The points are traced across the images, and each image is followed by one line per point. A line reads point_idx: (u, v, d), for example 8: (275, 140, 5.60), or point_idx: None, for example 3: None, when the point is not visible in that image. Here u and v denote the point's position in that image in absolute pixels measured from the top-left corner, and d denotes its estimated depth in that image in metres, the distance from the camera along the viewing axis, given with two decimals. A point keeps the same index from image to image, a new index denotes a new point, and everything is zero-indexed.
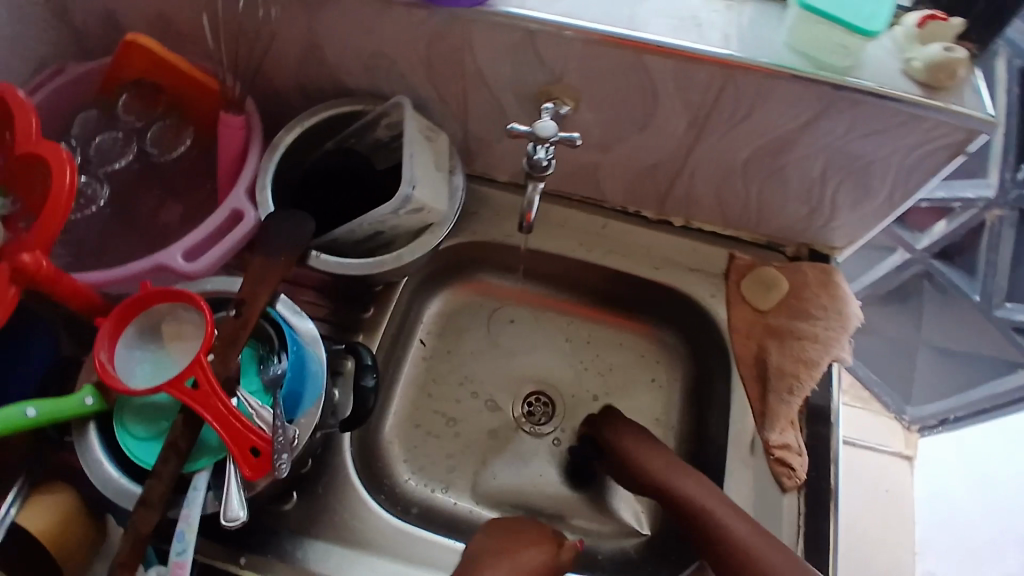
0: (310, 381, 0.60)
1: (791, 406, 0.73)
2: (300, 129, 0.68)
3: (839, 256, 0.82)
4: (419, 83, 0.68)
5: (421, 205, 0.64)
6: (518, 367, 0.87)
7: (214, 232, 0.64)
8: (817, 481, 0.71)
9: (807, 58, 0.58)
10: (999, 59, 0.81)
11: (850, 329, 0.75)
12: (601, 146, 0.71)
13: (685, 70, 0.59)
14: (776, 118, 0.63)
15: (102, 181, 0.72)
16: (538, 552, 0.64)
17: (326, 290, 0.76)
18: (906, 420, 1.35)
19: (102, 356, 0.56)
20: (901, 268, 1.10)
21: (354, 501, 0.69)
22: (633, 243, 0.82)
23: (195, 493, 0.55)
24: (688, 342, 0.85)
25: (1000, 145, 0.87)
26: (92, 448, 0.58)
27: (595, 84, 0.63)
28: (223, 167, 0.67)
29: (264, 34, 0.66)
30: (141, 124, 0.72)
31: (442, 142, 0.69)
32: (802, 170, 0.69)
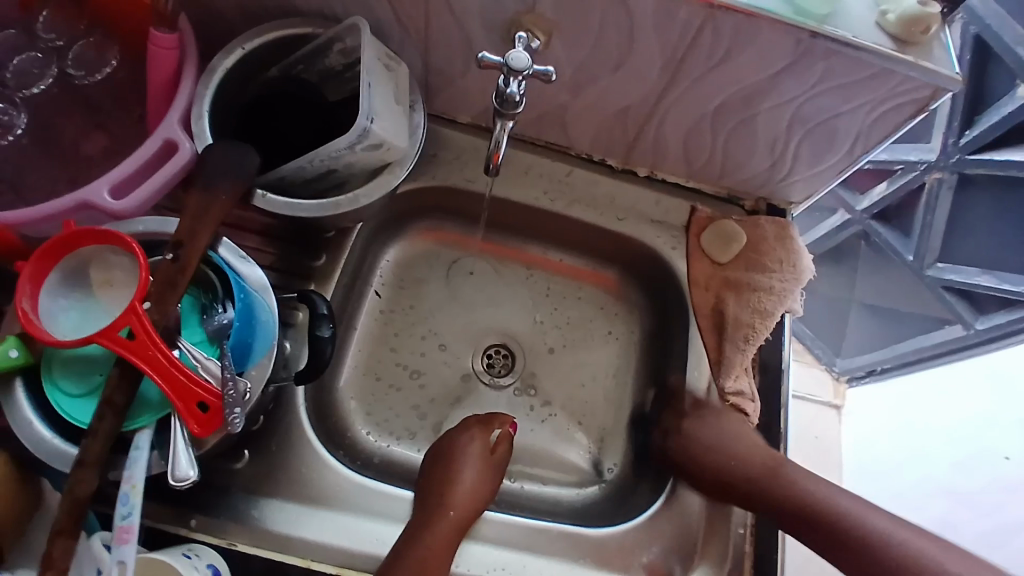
0: (260, 331, 0.56)
1: (746, 354, 0.74)
2: (239, 53, 0.61)
3: (795, 211, 0.82)
4: (377, 6, 0.62)
5: (380, 140, 0.59)
6: (478, 319, 0.84)
7: (146, 166, 0.57)
8: (770, 425, 0.75)
9: (788, 3, 0.56)
10: (954, 24, 0.79)
11: (804, 281, 0.76)
12: (570, 88, 0.68)
13: (666, 5, 0.56)
14: (754, 67, 0.61)
15: (20, 108, 0.64)
16: (475, 470, 0.68)
17: (270, 234, 0.71)
18: (835, 371, 1.43)
19: (24, 304, 0.51)
20: (841, 228, 1.13)
21: (308, 456, 0.66)
22: (598, 193, 0.80)
23: (137, 452, 0.51)
24: (649, 295, 0.84)
25: (946, 110, 0.87)
26: (19, 407, 0.52)
27: (570, 17, 0.59)
28: (155, 93, 0.60)
29: None
30: (62, 43, 0.65)
31: (402, 74, 0.64)
32: (773, 121, 0.67)
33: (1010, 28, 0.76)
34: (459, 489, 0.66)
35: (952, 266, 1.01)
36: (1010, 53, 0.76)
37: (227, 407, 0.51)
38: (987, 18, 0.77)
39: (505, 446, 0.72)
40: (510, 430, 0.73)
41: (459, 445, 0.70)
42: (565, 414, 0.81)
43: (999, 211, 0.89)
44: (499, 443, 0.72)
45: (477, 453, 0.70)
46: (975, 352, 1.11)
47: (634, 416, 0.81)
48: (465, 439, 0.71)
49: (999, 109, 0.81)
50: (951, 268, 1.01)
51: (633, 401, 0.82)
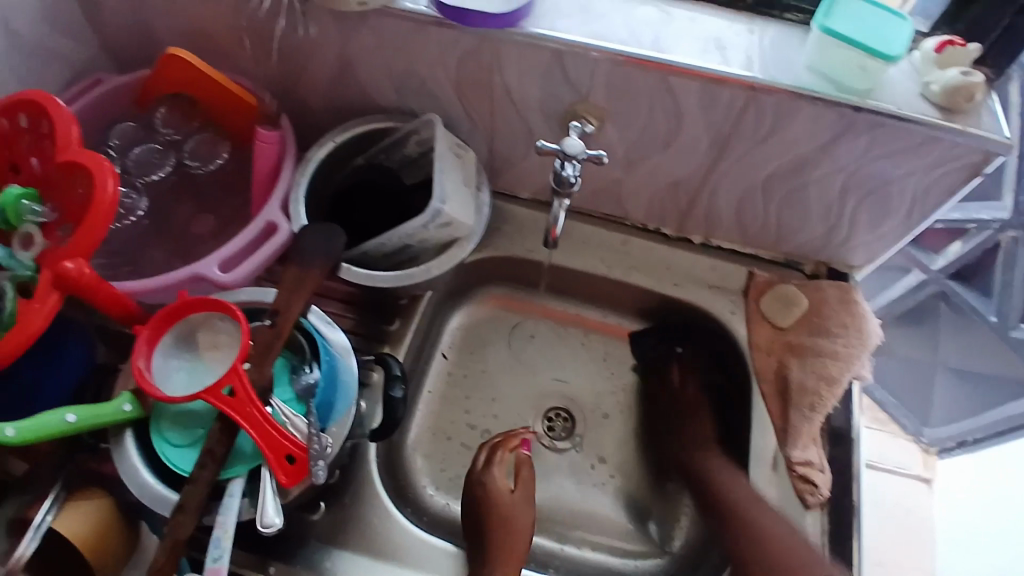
0: (342, 389, 0.62)
1: (813, 423, 0.72)
2: (331, 143, 0.70)
3: (858, 274, 0.81)
4: (447, 103, 0.71)
5: (451, 219, 0.66)
6: (539, 382, 0.87)
7: (250, 245, 0.66)
8: (842, 499, 0.70)
9: (824, 79, 0.60)
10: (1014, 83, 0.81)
11: (870, 347, 0.75)
12: (623, 165, 0.73)
13: (709, 89, 0.61)
14: (799, 139, 0.64)
15: (141, 192, 0.74)
16: (508, 511, 0.70)
17: (352, 301, 0.78)
18: (924, 441, 1.33)
19: (141, 363, 0.59)
20: (916, 289, 1.11)
21: (379, 512, 0.69)
22: (654, 261, 0.83)
23: (230, 499, 0.57)
24: (707, 359, 0.85)
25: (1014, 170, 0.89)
26: (129, 455, 0.59)
27: (619, 102, 0.65)
28: (258, 183, 0.69)
29: (302, 54, 0.69)
30: (179, 137, 0.76)
31: (470, 159, 0.71)
32: (823, 190, 0.69)
33: None
34: (517, 552, 0.67)
35: None
36: None
37: (312, 460, 0.57)
38: None
39: (529, 470, 0.75)
40: (526, 453, 0.76)
41: (488, 483, 0.72)
42: (624, 477, 0.82)
43: None
44: (521, 468, 0.75)
45: (505, 487, 0.72)
46: None
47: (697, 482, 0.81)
48: (492, 476, 0.72)
49: None
50: None
51: None
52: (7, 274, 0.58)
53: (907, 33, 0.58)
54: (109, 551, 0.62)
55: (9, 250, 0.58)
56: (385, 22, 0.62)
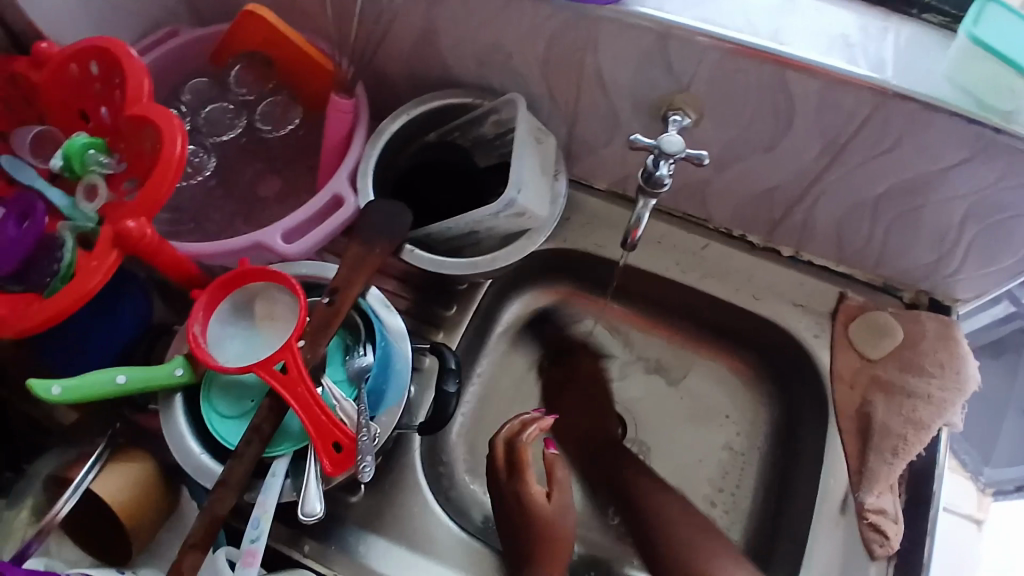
0: (394, 379, 0.58)
1: (893, 469, 0.65)
2: (406, 118, 0.67)
3: (962, 308, 0.73)
4: (533, 82, 0.66)
5: (524, 210, 0.61)
6: (591, 384, 0.82)
7: (316, 217, 0.63)
8: (911, 551, 0.63)
9: (970, 97, 0.52)
10: None
11: (969, 393, 0.66)
12: (715, 165, 0.67)
13: (830, 91, 0.54)
14: (923, 156, 0.57)
15: (210, 152, 0.73)
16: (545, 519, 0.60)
17: (408, 281, 0.75)
18: (981, 482, 1.20)
19: (196, 328, 0.57)
20: (1004, 321, 1.06)
21: (420, 503, 0.67)
22: (733, 270, 0.76)
23: (273, 479, 0.55)
24: (777, 380, 0.78)
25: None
26: (176, 419, 0.58)
27: (723, 97, 0.59)
28: (329, 150, 0.67)
29: (385, 17, 0.65)
30: (252, 97, 0.73)
31: (551, 146, 0.66)
32: (942, 216, 0.62)
33: None
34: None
35: None
36: None
37: (359, 453, 0.53)
38: None
39: (563, 471, 0.64)
40: (557, 452, 0.65)
41: (523, 491, 0.62)
42: None
43: None
44: (555, 466, 0.64)
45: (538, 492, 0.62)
46: None
47: (752, 512, 0.74)
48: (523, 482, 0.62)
49: None
50: None
51: (752, 497, 0.75)
52: (69, 224, 0.57)
53: None
54: (147, 511, 0.61)
55: (71, 200, 0.58)
56: None
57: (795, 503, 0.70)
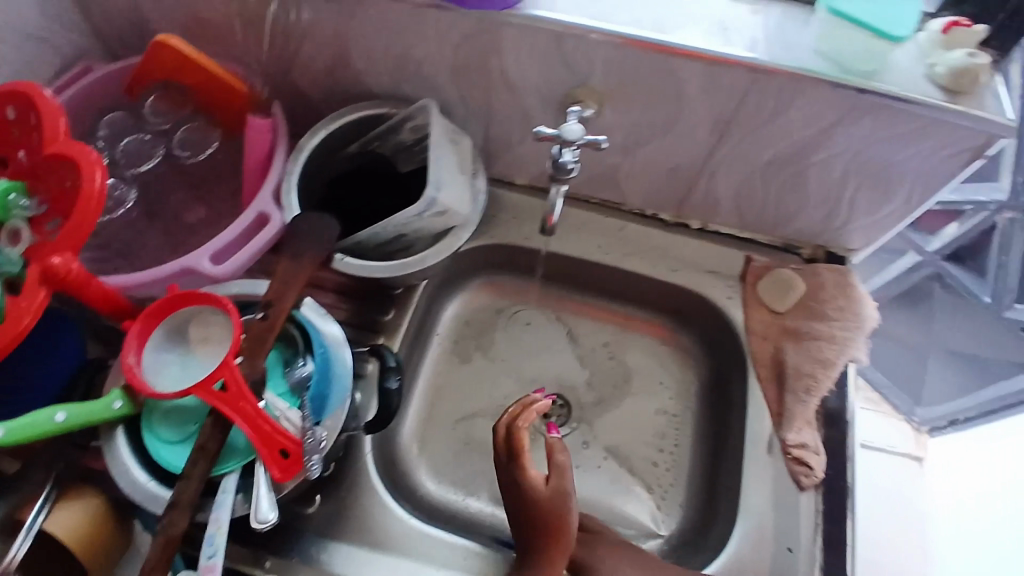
0: (337, 378, 0.60)
1: (808, 406, 0.71)
2: (324, 133, 0.69)
3: (855, 258, 0.80)
4: (444, 88, 0.69)
5: (446, 208, 0.64)
6: (534, 370, 0.86)
7: (242, 236, 0.64)
8: (834, 479, 0.70)
9: (831, 62, 0.59)
10: None
11: (867, 330, 0.73)
12: (623, 150, 0.72)
13: (712, 72, 0.59)
14: (800, 123, 0.63)
15: (130, 184, 0.72)
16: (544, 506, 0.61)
17: (344, 292, 0.77)
18: (916, 422, 1.35)
19: (130, 359, 0.58)
20: (912, 270, 1.10)
21: (380, 503, 0.68)
22: (652, 247, 0.81)
23: (223, 495, 0.56)
24: (704, 346, 0.84)
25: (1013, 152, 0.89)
26: (119, 451, 0.59)
27: (620, 87, 0.63)
28: (250, 170, 0.68)
29: (293, 37, 0.67)
30: (168, 126, 0.73)
31: (466, 147, 0.69)
32: (825, 175, 0.68)
33: None
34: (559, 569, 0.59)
35: None
36: None
37: (305, 453, 0.56)
38: None
39: (563, 456, 0.64)
40: (558, 437, 0.66)
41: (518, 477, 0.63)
42: (617, 460, 0.80)
43: None
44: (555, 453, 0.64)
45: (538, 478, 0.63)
46: None
47: (694, 468, 0.80)
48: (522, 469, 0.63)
49: None
50: None
51: (691, 454, 0.80)
52: None
53: (912, 10, 0.56)
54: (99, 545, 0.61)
55: None
56: (380, 4, 0.60)
57: (729, 452, 0.76)
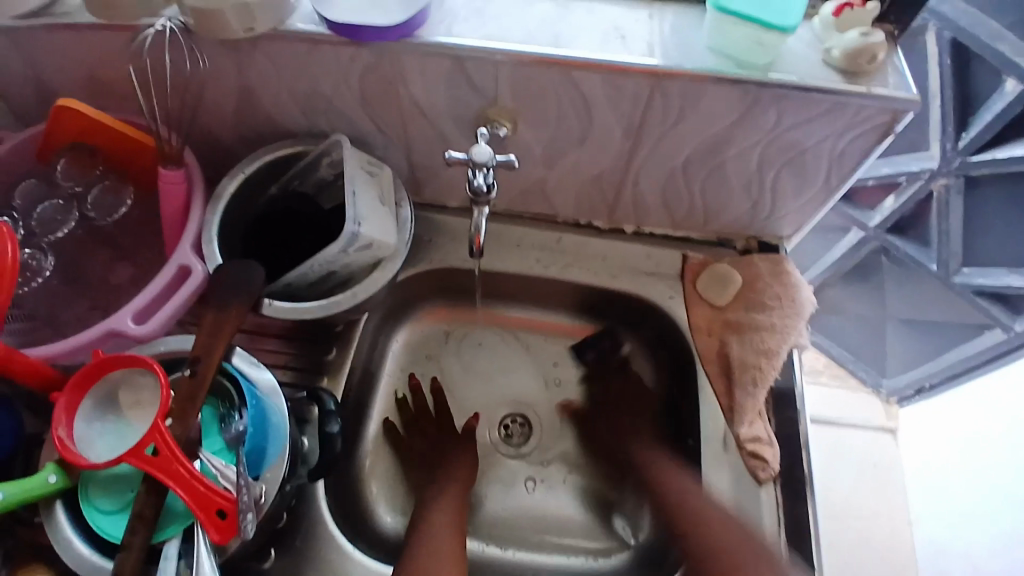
0: (272, 435, 0.59)
1: (756, 398, 0.72)
2: (240, 176, 0.68)
3: (788, 244, 0.82)
4: (357, 119, 0.69)
5: (370, 241, 0.64)
6: (492, 392, 0.87)
7: (164, 292, 0.63)
8: (792, 468, 0.70)
9: (730, 60, 0.60)
10: (929, 31, 0.84)
11: (805, 315, 0.75)
12: (545, 163, 0.72)
13: (614, 81, 0.60)
14: (710, 120, 0.64)
15: (46, 252, 0.70)
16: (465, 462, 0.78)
17: (292, 335, 0.76)
18: (884, 393, 1.38)
19: (61, 431, 0.56)
20: (859, 245, 1.13)
21: (336, 548, 0.67)
22: (589, 256, 0.82)
23: (165, 562, 0.53)
24: (654, 348, 0.84)
25: (938, 115, 0.90)
26: (59, 525, 0.56)
27: (530, 104, 0.64)
28: (168, 223, 0.67)
29: (196, 85, 0.66)
30: (81, 189, 0.71)
31: (386, 177, 0.69)
32: (743, 166, 0.70)
33: (983, 27, 0.80)
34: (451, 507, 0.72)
35: (979, 270, 1.00)
36: (985, 47, 0.80)
37: (240, 513, 0.54)
38: (961, 20, 0.81)
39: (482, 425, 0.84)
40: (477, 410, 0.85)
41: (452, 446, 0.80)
42: (580, 470, 0.83)
43: (1007, 211, 0.91)
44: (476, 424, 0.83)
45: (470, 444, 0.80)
46: (1002, 358, 1.10)
47: (655, 469, 0.81)
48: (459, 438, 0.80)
49: (990, 108, 0.84)
50: (978, 272, 1.00)
51: None
52: None
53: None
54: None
55: None
56: (277, 44, 0.60)
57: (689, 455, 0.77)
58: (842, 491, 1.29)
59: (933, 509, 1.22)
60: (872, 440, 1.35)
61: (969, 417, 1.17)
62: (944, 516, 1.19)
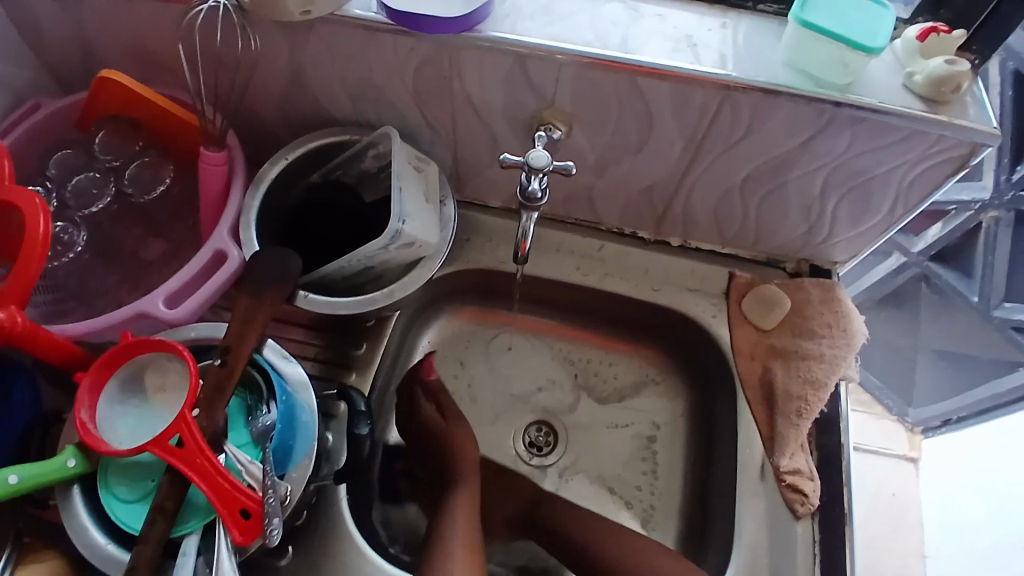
0: (301, 433, 0.57)
1: (800, 429, 0.69)
2: (282, 162, 0.67)
3: (840, 270, 0.78)
4: (406, 111, 0.66)
5: (413, 239, 0.61)
6: (517, 397, 0.83)
7: (198, 276, 0.61)
8: (831, 507, 0.67)
9: (806, 76, 0.57)
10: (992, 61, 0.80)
11: (856, 347, 0.72)
12: (596, 170, 0.69)
13: (681, 90, 0.57)
14: (777, 137, 0.60)
15: (80, 226, 0.69)
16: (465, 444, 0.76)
17: (317, 326, 0.73)
18: (907, 422, 1.31)
19: (83, 414, 0.54)
20: (897, 271, 1.06)
21: (356, 548, 0.65)
22: (630, 267, 0.79)
23: (184, 558, 0.52)
24: (692, 368, 0.81)
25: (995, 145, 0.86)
26: (75, 511, 0.55)
27: (587, 108, 0.61)
28: (206, 204, 0.65)
29: (246, 66, 0.64)
30: (119, 162, 0.70)
31: (432, 172, 0.67)
32: (805, 189, 0.66)
33: None
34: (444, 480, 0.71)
35: None
36: None
37: (267, 515, 0.52)
38: None
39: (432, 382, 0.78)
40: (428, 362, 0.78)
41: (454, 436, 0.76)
42: (603, 484, 0.79)
43: None
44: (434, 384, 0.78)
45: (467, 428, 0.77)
46: None
47: (685, 490, 0.78)
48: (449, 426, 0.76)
49: None
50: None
51: (682, 477, 0.79)
52: None
53: (889, 22, 0.55)
54: None
55: None
56: (332, 29, 0.58)
57: (721, 484, 0.73)
58: (859, 521, 1.24)
59: (951, 548, 1.16)
60: (888, 471, 1.29)
61: (998, 455, 1.12)
62: (960, 556, 1.14)
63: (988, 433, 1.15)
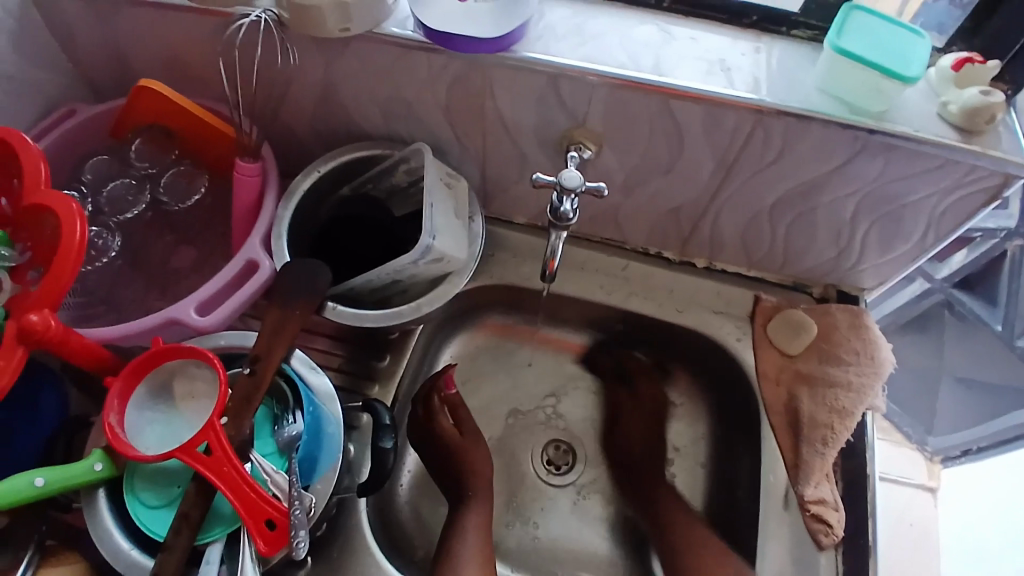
0: (326, 446, 0.58)
1: (826, 458, 0.68)
2: (316, 175, 0.67)
3: (868, 296, 0.77)
4: (437, 128, 0.67)
5: (442, 254, 0.62)
6: (538, 414, 0.84)
7: (229, 284, 0.62)
8: (856, 537, 0.66)
9: (840, 102, 0.57)
10: None
11: (885, 375, 0.70)
12: (623, 191, 0.70)
13: (714, 113, 0.57)
14: (808, 163, 0.60)
15: (114, 232, 0.70)
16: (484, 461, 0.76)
17: (341, 337, 0.74)
18: (927, 451, 1.29)
19: (112, 419, 0.55)
20: (921, 297, 1.05)
21: (375, 562, 0.64)
22: (655, 287, 0.79)
23: (207, 567, 0.53)
24: (713, 390, 0.81)
25: None
26: (100, 515, 0.55)
27: (618, 129, 0.61)
28: (239, 214, 0.66)
29: (283, 80, 0.65)
30: (155, 170, 0.71)
31: (462, 189, 0.67)
32: (834, 215, 0.66)
33: None
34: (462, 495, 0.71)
35: None
36: None
37: (293, 529, 0.53)
38: None
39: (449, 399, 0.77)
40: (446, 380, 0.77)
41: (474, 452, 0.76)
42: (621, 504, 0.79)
43: None
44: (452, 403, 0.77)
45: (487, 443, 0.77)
46: None
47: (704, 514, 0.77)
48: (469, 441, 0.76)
49: None
50: None
51: (703, 500, 0.78)
52: None
53: (925, 51, 0.55)
54: None
55: None
56: (369, 46, 0.59)
57: (742, 511, 0.73)
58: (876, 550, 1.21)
59: None
60: (906, 500, 1.27)
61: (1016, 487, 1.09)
62: None
63: (1005, 462, 1.13)
